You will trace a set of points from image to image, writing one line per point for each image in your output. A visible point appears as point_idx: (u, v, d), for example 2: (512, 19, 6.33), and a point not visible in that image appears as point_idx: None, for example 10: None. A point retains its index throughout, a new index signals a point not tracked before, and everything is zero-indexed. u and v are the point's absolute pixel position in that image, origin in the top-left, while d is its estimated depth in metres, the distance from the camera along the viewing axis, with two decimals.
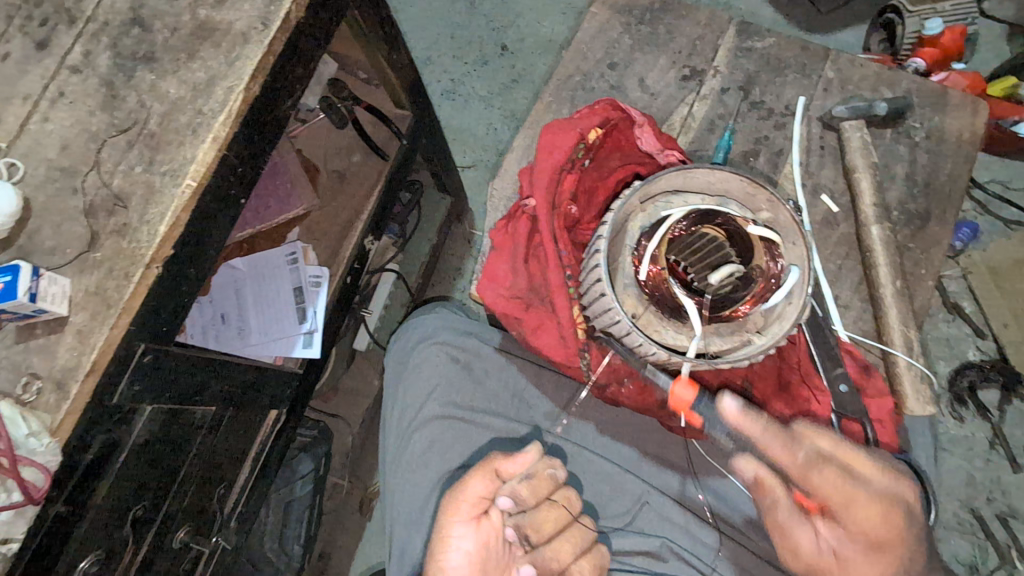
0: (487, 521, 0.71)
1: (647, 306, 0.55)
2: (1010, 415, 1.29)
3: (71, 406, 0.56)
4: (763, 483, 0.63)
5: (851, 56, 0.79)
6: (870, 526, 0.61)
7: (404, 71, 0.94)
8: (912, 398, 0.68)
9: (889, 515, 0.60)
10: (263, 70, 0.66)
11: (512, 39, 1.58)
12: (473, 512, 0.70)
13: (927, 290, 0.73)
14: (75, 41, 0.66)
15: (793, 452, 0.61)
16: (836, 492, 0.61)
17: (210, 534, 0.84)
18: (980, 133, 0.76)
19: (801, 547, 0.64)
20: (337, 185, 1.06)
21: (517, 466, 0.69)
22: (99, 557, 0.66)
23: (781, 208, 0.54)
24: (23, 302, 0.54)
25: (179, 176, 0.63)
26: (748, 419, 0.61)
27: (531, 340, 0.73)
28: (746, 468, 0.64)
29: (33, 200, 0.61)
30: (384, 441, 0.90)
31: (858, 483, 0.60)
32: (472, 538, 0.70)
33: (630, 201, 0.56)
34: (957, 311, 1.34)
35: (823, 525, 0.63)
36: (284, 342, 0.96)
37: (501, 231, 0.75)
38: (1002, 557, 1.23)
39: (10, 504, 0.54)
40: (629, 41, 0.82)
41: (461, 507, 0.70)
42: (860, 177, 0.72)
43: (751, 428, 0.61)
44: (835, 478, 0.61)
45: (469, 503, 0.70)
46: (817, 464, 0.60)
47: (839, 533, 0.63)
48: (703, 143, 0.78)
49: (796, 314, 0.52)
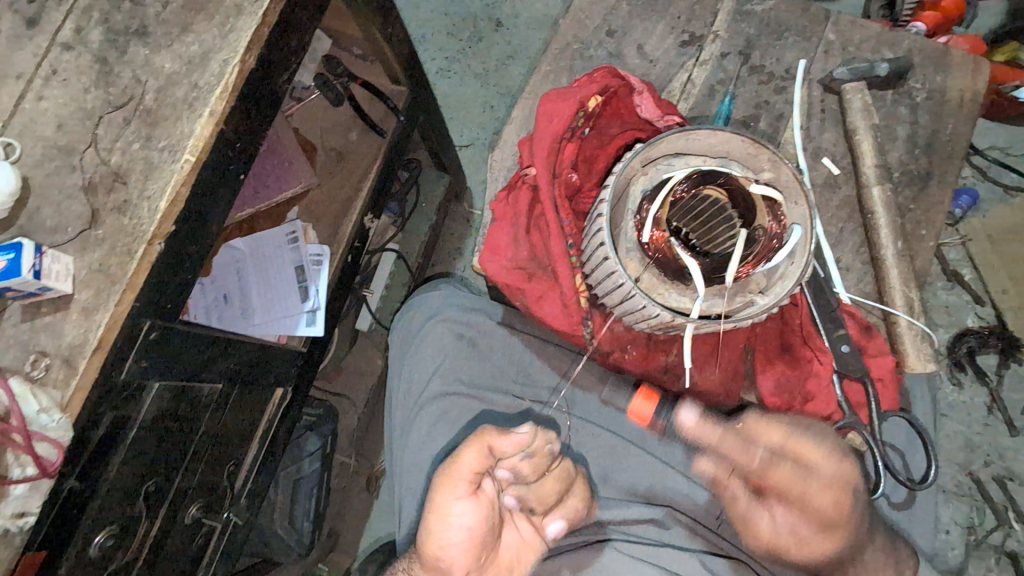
0: (483, 493, 0.63)
1: (651, 269, 0.55)
2: (1008, 378, 1.31)
3: (80, 380, 0.57)
4: (721, 479, 0.71)
5: (852, 17, 0.78)
6: (824, 506, 0.63)
7: (399, 44, 0.94)
8: (911, 356, 0.69)
9: (838, 499, 0.63)
10: (258, 42, 0.65)
11: (507, 13, 1.56)
12: (470, 487, 0.62)
13: (927, 250, 0.73)
14: (65, 17, 0.65)
15: (749, 455, 0.66)
16: (786, 483, 0.65)
17: (221, 510, 0.86)
18: (982, 93, 0.75)
19: (760, 531, 0.69)
20: (335, 163, 1.06)
21: (510, 444, 0.62)
22: (114, 532, 0.67)
23: (783, 166, 0.54)
24: (28, 280, 0.54)
25: (177, 150, 0.62)
26: (708, 428, 0.67)
27: (534, 311, 0.73)
28: (706, 467, 0.71)
29: (32, 179, 0.61)
30: (391, 419, 0.91)
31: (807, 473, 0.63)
32: (472, 514, 0.62)
33: (632, 163, 0.55)
34: (957, 278, 1.34)
35: (779, 510, 0.67)
36: (288, 321, 0.96)
37: (502, 202, 0.75)
38: (999, 518, 1.25)
39: (25, 477, 0.55)
40: (627, 7, 0.81)
41: (456, 483, 0.62)
42: (861, 139, 0.71)
43: (708, 439, 0.67)
44: (788, 472, 0.64)
45: (463, 478, 0.62)
46: (772, 463, 0.65)
47: (798, 516, 0.66)
48: (703, 109, 0.77)
49: (800, 272, 0.52)
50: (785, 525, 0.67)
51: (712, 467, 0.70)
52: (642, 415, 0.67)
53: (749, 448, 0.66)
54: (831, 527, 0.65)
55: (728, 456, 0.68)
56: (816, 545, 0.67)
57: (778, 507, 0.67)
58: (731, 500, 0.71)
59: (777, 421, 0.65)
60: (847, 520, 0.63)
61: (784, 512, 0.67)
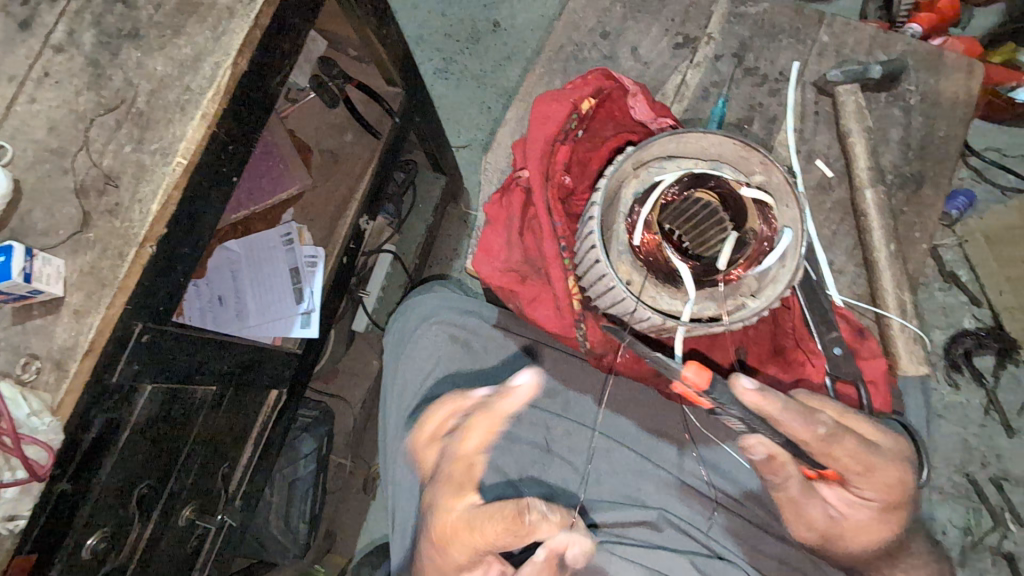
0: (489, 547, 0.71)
1: (642, 272, 0.55)
2: (1005, 379, 1.31)
3: (71, 383, 0.57)
4: (776, 460, 0.62)
5: (846, 19, 0.78)
6: (880, 492, 0.63)
7: (394, 47, 0.94)
8: (904, 358, 0.69)
9: (898, 482, 0.63)
10: (250, 44, 0.65)
11: (504, 14, 1.56)
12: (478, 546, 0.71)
13: (921, 252, 0.73)
14: (57, 20, 0.65)
15: (814, 425, 0.57)
16: (854, 462, 0.60)
17: (215, 512, 0.86)
18: (976, 94, 0.75)
19: (814, 519, 0.67)
20: (330, 165, 1.06)
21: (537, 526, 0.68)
22: (106, 535, 0.67)
23: (775, 170, 0.54)
24: (18, 283, 0.54)
25: (169, 153, 0.62)
26: (770, 401, 0.56)
27: (528, 313, 0.73)
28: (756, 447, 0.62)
29: (23, 182, 0.61)
30: (385, 422, 0.91)
31: (870, 451, 0.60)
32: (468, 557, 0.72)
33: (624, 166, 0.55)
34: (953, 280, 1.34)
35: (832, 490, 0.66)
36: (282, 323, 0.96)
37: (496, 205, 0.75)
38: (996, 519, 1.25)
39: (15, 481, 0.54)
40: (621, 9, 0.81)
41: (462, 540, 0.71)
42: (855, 142, 0.71)
43: (771, 413, 0.56)
44: (852, 452, 0.59)
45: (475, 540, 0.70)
46: (837, 436, 0.58)
47: (846, 497, 0.66)
48: (697, 111, 0.77)
49: (790, 277, 0.52)
50: (838, 509, 0.67)
51: (766, 448, 0.62)
52: (696, 383, 0.54)
53: (812, 422, 0.57)
54: (889, 510, 0.65)
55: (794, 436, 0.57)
56: (871, 530, 0.67)
57: (834, 488, 0.66)
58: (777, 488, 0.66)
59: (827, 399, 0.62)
60: (903, 501, 0.65)
61: (836, 494, 0.66)
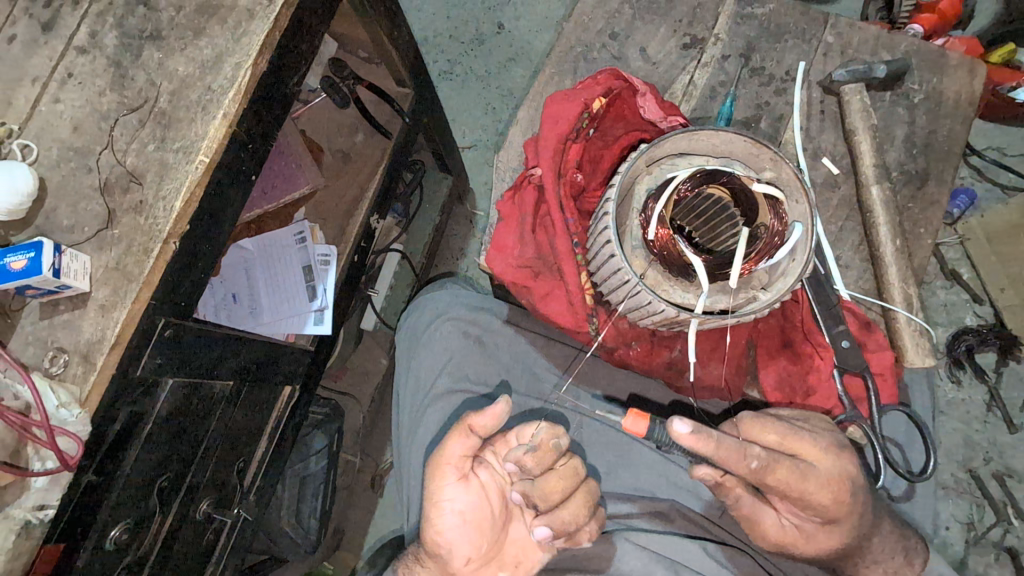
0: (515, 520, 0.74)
1: (656, 266, 0.56)
2: (1007, 376, 1.32)
3: (98, 376, 0.58)
4: (726, 484, 0.67)
5: (851, 19, 0.80)
6: (827, 504, 0.63)
7: (405, 48, 0.96)
8: (910, 351, 0.70)
9: (839, 495, 0.63)
10: (269, 45, 0.66)
11: (509, 16, 1.57)
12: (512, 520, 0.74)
13: (925, 248, 0.75)
14: (80, 21, 0.67)
15: (746, 459, 0.59)
16: (791, 484, 0.61)
17: (231, 505, 0.87)
18: (978, 94, 0.77)
19: (767, 529, 0.69)
20: (341, 164, 1.08)
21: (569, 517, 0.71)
22: (129, 526, 0.68)
23: (784, 166, 0.55)
24: (48, 278, 0.55)
25: (191, 152, 0.64)
26: (704, 440, 0.58)
27: (540, 308, 0.75)
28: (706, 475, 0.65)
29: (49, 180, 0.63)
30: (399, 418, 0.92)
31: (806, 474, 0.61)
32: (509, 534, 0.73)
33: (637, 163, 0.57)
34: (955, 277, 1.36)
35: (781, 505, 0.68)
36: (295, 320, 0.98)
37: (508, 202, 0.76)
38: (999, 514, 1.27)
39: (45, 470, 0.57)
40: (629, 10, 0.82)
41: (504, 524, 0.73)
42: (860, 140, 0.73)
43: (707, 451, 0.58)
44: (789, 472, 0.61)
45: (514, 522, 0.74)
46: (772, 466, 0.60)
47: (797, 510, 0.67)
48: (704, 110, 0.79)
49: (801, 270, 0.53)
50: (791, 521, 0.68)
51: (711, 472, 0.65)
52: (637, 431, 0.62)
53: (744, 453, 0.59)
54: (834, 522, 0.66)
55: (726, 468, 0.60)
56: (823, 539, 0.69)
57: (782, 507, 0.68)
58: (734, 503, 0.68)
59: (773, 423, 0.62)
60: (847, 513, 0.65)
61: (785, 507, 0.68)
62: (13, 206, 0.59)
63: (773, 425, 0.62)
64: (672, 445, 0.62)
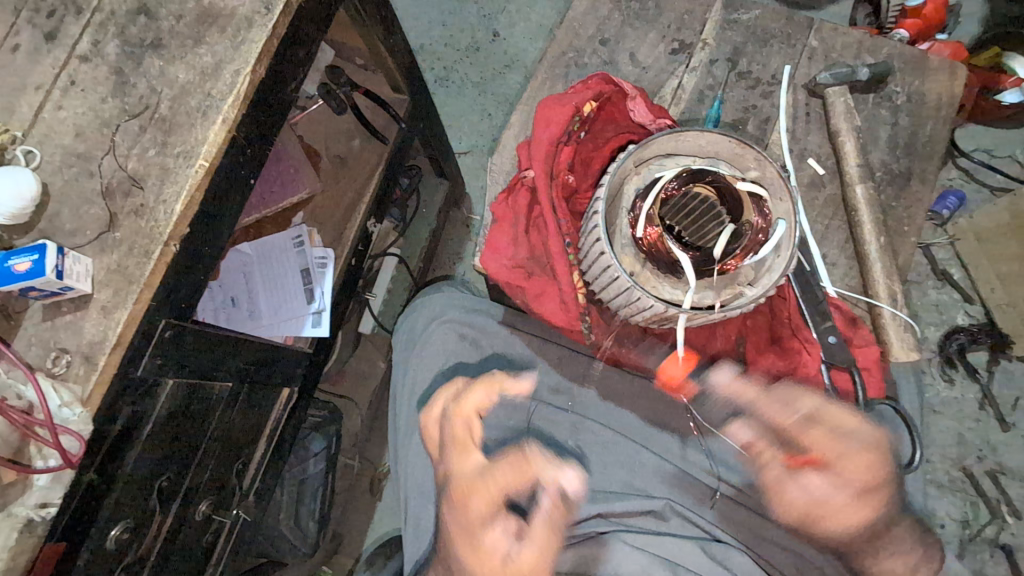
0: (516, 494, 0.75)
1: (645, 263, 0.58)
2: (998, 374, 1.34)
3: (99, 376, 0.59)
4: (757, 446, 0.73)
5: (835, 24, 0.82)
6: (857, 469, 0.67)
7: (401, 55, 0.98)
8: (896, 346, 0.72)
9: (872, 460, 0.66)
10: (268, 53, 0.68)
11: (503, 24, 1.60)
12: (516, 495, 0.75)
13: (910, 246, 0.77)
14: (83, 31, 0.68)
15: (788, 413, 0.69)
16: (827, 448, 0.67)
17: (230, 506, 0.88)
18: (959, 95, 0.79)
19: (795, 501, 0.69)
20: (338, 169, 1.09)
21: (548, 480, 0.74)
22: (129, 526, 0.69)
23: (768, 165, 0.57)
24: (51, 279, 0.57)
25: (191, 156, 0.65)
26: (740, 387, 0.71)
27: (534, 307, 0.76)
28: (741, 434, 0.74)
29: (52, 185, 0.64)
30: (396, 418, 0.93)
31: (845, 440, 0.66)
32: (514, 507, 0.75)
33: (626, 163, 0.59)
34: (945, 277, 1.38)
35: (815, 475, 0.68)
36: (293, 323, 0.99)
37: (502, 204, 0.78)
38: (993, 512, 1.28)
39: (48, 468, 0.58)
40: (619, 16, 0.85)
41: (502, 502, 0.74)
42: (845, 141, 0.75)
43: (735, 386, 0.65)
44: (819, 424, 0.66)
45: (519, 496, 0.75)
46: (808, 427, 0.68)
47: (830, 482, 0.67)
48: (693, 113, 0.81)
49: (785, 265, 0.55)
50: (819, 492, 0.68)
51: (751, 433, 0.73)
52: (671, 375, 0.76)
53: (787, 408, 0.69)
54: (868, 493, 0.67)
55: (769, 418, 0.70)
56: (851, 512, 0.68)
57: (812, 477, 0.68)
58: (764, 472, 0.71)
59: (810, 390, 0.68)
60: (881, 482, 0.66)
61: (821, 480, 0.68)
62: (17, 210, 0.60)
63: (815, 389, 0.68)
64: (710, 391, 0.75)
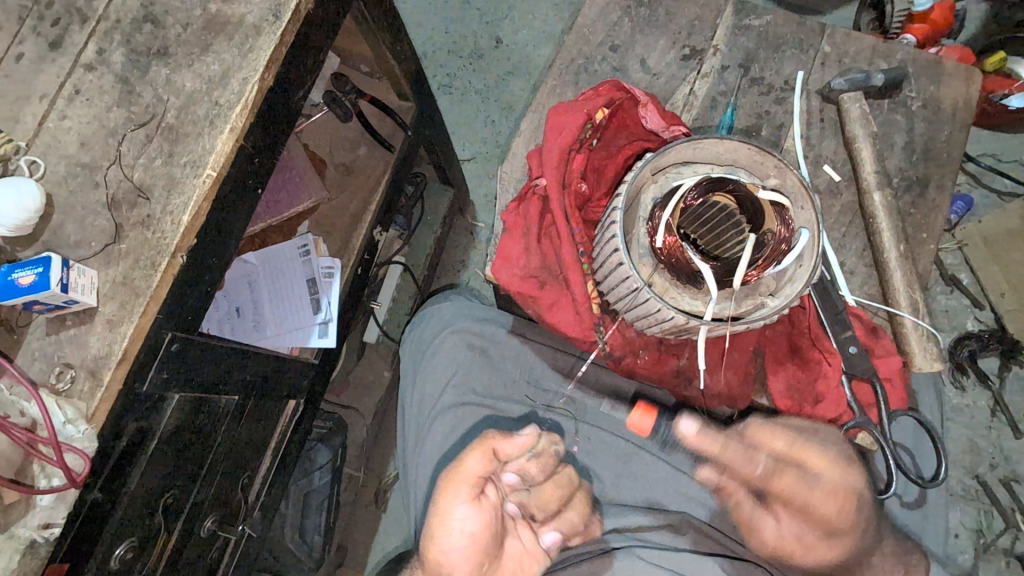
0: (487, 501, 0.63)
1: (664, 274, 0.56)
2: (1010, 381, 1.32)
3: (105, 393, 0.58)
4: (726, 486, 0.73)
5: (847, 29, 0.81)
6: (826, 508, 0.66)
7: (407, 63, 0.97)
8: (918, 356, 0.70)
9: (842, 505, 0.65)
10: (276, 61, 0.67)
11: (507, 31, 1.60)
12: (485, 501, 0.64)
13: (929, 254, 0.75)
14: (88, 39, 0.67)
15: (753, 463, 0.68)
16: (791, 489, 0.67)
17: (235, 523, 0.86)
18: (974, 100, 0.78)
19: (766, 535, 0.71)
20: (343, 177, 1.08)
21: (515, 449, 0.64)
22: (134, 543, 0.68)
23: (789, 173, 0.55)
24: (56, 292, 0.55)
25: (198, 166, 0.64)
26: (709, 440, 0.68)
27: (547, 318, 0.74)
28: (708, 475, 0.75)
29: (56, 195, 0.63)
30: (404, 432, 0.91)
31: (809, 481, 0.65)
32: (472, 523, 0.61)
33: (643, 172, 0.57)
34: (955, 283, 1.37)
35: (784, 515, 0.70)
36: (299, 334, 0.97)
37: (513, 212, 0.76)
38: (1008, 522, 1.26)
39: (52, 487, 0.56)
40: (629, 23, 0.84)
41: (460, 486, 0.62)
42: (860, 147, 0.74)
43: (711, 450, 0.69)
44: (790, 478, 0.67)
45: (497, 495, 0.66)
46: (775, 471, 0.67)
47: (801, 522, 0.69)
48: (705, 119, 0.80)
49: (808, 276, 0.53)
50: (792, 531, 0.70)
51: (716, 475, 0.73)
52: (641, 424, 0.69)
53: (751, 455, 0.68)
54: (835, 535, 0.68)
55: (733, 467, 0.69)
56: (821, 550, 0.70)
57: (785, 514, 0.70)
58: (734, 506, 0.73)
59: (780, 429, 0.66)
60: (850, 527, 0.67)
61: (789, 517, 0.69)
62: (21, 222, 0.59)
63: (781, 429, 0.66)
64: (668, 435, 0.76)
